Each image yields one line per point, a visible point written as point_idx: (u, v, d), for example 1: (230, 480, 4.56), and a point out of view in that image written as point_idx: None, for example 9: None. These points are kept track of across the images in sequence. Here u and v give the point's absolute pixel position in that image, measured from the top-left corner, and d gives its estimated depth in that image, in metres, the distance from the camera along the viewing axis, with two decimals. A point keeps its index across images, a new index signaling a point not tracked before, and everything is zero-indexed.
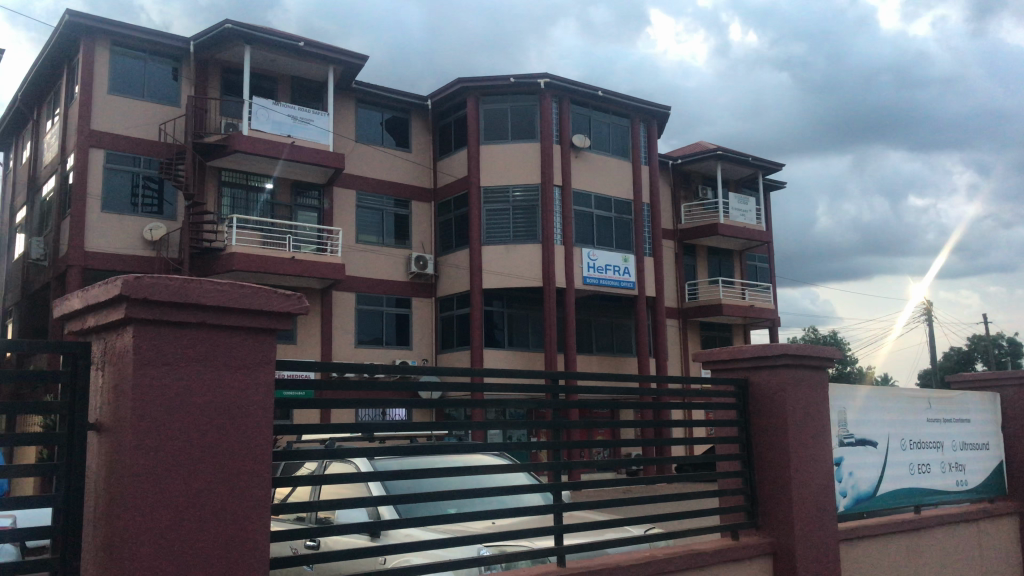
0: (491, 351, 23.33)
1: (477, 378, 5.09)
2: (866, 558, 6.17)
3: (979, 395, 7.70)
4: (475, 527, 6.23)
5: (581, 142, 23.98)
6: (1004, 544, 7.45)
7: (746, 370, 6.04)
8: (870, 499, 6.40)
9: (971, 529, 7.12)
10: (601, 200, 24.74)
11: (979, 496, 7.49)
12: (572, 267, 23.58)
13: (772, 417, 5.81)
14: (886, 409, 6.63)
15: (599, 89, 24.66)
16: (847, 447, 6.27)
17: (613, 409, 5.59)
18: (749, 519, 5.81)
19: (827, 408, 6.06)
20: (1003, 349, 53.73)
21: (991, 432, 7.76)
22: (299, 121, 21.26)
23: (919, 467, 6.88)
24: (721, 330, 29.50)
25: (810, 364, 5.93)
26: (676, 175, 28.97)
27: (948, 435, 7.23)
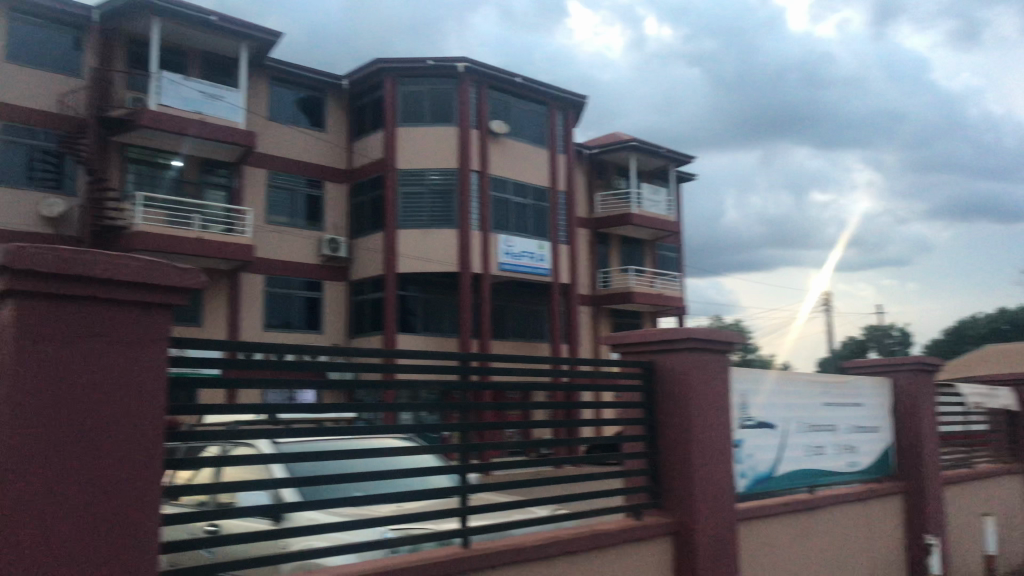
0: (403, 336, 23.19)
1: (388, 359, 5.04)
2: (763, 537, 6.36)
3: (872, 381, 7.99)
4: (382, 510, 6.19)
5: (499, 128, 23.99)
6: (890, 523, 7.72)
7: (654, 354, 6.16)
8: (767, 479, 6.61)
9: (862, 508, 7.40)
10: (518, 186, 24.77)
11: (869, 477, 7.78)
12: (488, 253, 23.63)
13: (676, 400, 5.96)
14: (784, 392, 6.86)
15: (518, 75, 24.69)
16: (747, 430, 6.46)
17: (524, 391, 5.60)
18: (651, 499, 5.94)
19: (728, 390, 6.23)
20: (895, 338, 56.07)
21: (882, 415, 8.07)
22: (210, 97, 20.71)
23: (814, 450, 7.12)
24: (631, 317, 30.00)
25: (714, 347, 6.07)
26: (591, 164, 29.27)
27: (842, 418, 7.51)
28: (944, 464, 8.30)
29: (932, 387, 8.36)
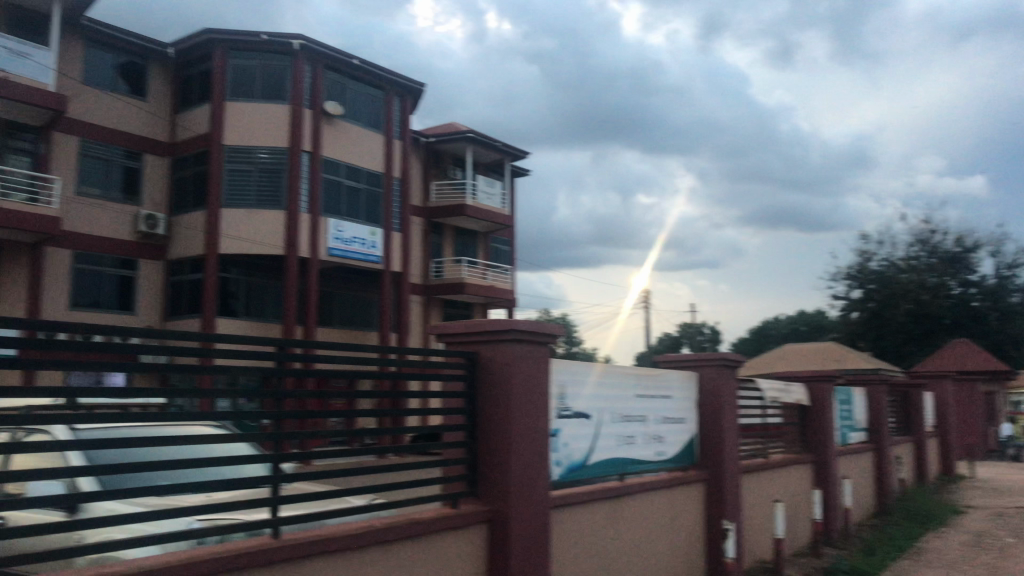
0: (224, 320, 22.29)
1: (204, 343, 4.81)
2: (574, 524, 6.56)
3: (681, 374, 8.42)
4: (189, 501, 5.91)
5: (333, 110, 23.46)
6: (692, 509, 8.16)
7: (477, 344, 6.20)
8: (581, 468, 6.83)
9: (667, 495, 7.79)
10: (352, 170, 24.33)
11: (675, 465, 8.19)
12: (317, 236, 23.13)
13: (497, 390, 6.04)
14: (600, 383, 7.10)
15: (355, 57, 24.25)
16: (564, 419, 6.66)
17: (347, 378, 5.50)
18: (468, 488, 5.98)
19: (547, 382, 6.38)
20: (707, 335, 59.46)
21: (688, 407, 8.52)
22: (14, 54, 19.04)
23: (626, 439, 7.43)
24: (461, 307, 30.21)
25: (537, 339, 6.21)
26: (426, 153, 29.19)
27: (652, 410, 7.87)
28: (742, 453, 8.87)
29: (735, 381, 8.87)
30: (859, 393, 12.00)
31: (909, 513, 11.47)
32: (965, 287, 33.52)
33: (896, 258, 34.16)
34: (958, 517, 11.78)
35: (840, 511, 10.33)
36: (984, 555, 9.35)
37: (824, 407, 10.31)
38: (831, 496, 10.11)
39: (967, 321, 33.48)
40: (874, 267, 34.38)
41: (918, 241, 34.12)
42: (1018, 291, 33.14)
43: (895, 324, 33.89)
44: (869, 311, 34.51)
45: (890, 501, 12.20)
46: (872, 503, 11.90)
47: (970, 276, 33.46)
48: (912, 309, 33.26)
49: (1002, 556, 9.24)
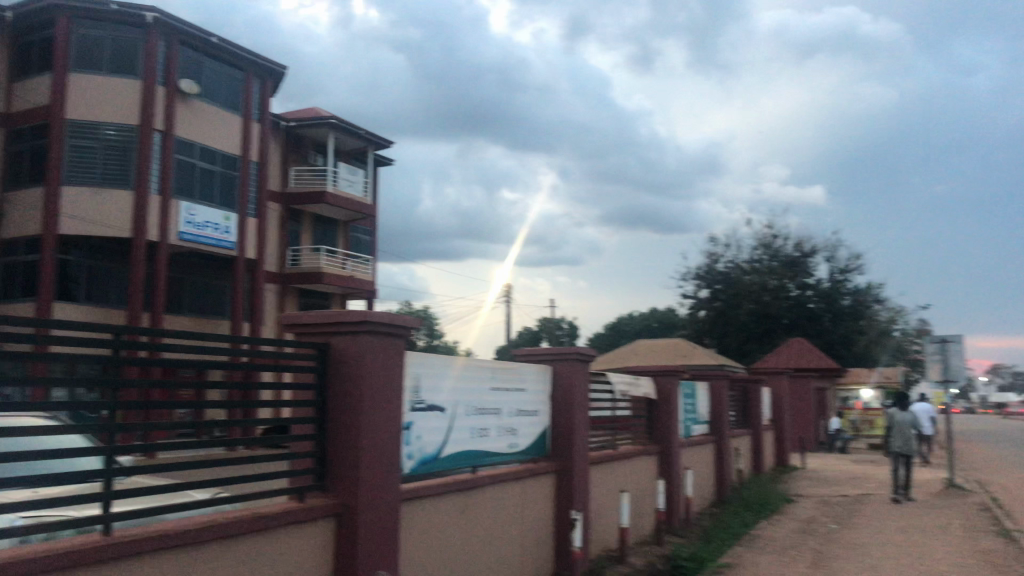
0: (62, 305, 20.95)
1: (33, 328, 4.49)
2: (424, 517, 6.56)
3: (535, 368, 8.55)
4: (12, 498, 5.52)
5: (188, 88, 22.47)
6: (542, 501, 8.31)
7: (330, 335, 6.09)
8: (433, 460, 6.83)
9: (517, 487, 7.91)
10: (206, 152, 23.42)
11: (527, 457, 8.31)
12: (167, 219, 22.12)
13: (349, 383, 5.96)
14: (454, 376, 7.12)
15: (214, 35, 23.28)
16: (417, 413, 6.64)
17: (193, 368, 5.28)
18: (316, 481, 5.87)
19: (401, 374, 6.35)
20: (564, 330, 60.72)
21: (542, 400, 8.66)
22: None
23: (479, 432, 7.49)
24: (319, 298, 29.63)
25: (391, 331, 6.16)
26: (287, 138, 28.41)
27: (506, 403, 7.96)
28: (592, 445, 9.11)
29: (587, 376, 9.09)
30: (703, 388, 12.57)
31: (745, 502, 12.12)
32: (802, 289, 35.74)
33: (741, 261, 36.05)
34: (789, 505, 12.55)
35: (682, 501, 10.80)
36: (810, 540, 10.02)
37: (670, 401, 10.73)
38: (674, 486, 10.54)
39: (803, 322, 35.62)
40: (721, 268, 36.12)
41: (761, 244, 36.01)
42: (849, 295, 35.64)
43: (739, 323, 35.59)
44: (716, 310, 36.08)
45: (728, 490, 12.85)
46: (712, 493, 12.50)
47: (807, 279, 35.60)
48: (754, 309, 35.03)
49: (826, 541, 9.92)
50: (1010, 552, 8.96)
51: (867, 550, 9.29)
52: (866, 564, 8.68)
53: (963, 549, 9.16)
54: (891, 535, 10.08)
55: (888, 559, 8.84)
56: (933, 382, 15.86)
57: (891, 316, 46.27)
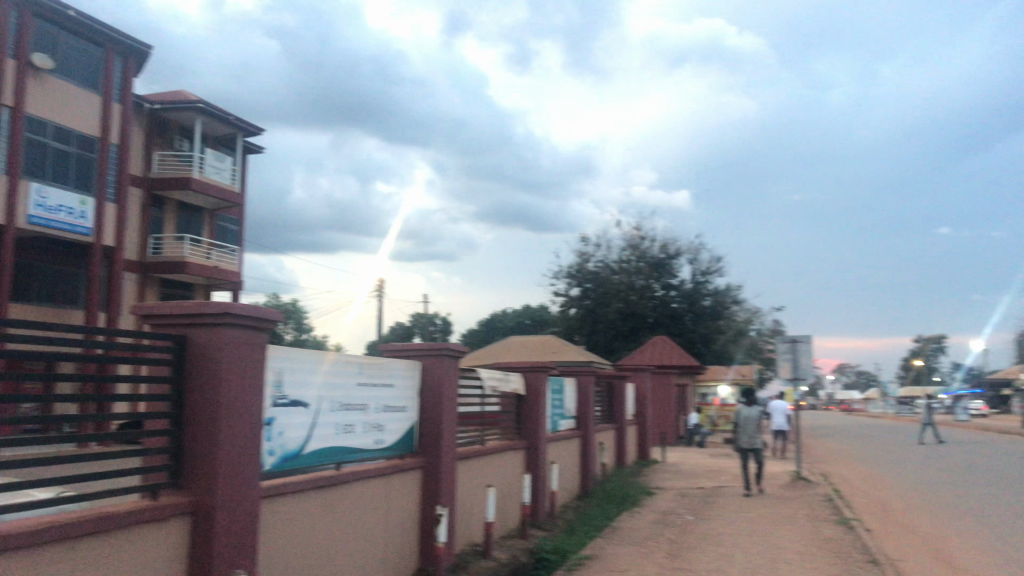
0: None
1: None
2: (284, 514, 6.42)
3: (404, 363, 8.50)
4: None
5: (42, 63, 21.19)
6: (407, 497, 8.28)
7: (188, 328, 5.87)
8: (295, 457, 6.71)
9: (383, 482, 7.85)
10: (60, 131, 22.14)
11: (393, 453, 8.26)
12: (15, 202, 20.79)
13: (207, 376, 5.77)
14: (319, 371, 7.01)
15: (72, 9, 22.05)
16: (279, 408, 6.50)
17: (39, 360, 4.99)
18: (171, 479, 5.66)
19: (263, 368, 6.19)
20: (438, 326, 60.61)
21: (410, 396, 8.62)
22: None
23: (344, 428, 7.40)
24: (181, 288, 28.53)
25: (252, 324, 6.00)
26: (150, 120, 27.22)
27: (373, 398, 7.89)
28: (459, 441, 9.14)
29: (456, 371, 9.11)
30: (570, 384, 12.82)
31: (608, 495, 12.47)
32: (666, 290, 37.01)
33: (610, 261, 37.01)
34: (649, 498, 12.99)
35: (547, 495, 10.99)
36: (667, 531, 10.41)
37: (538, 397, 10.90)
38: (540, 481, 10.72)
39: (667, 321, 36.87)
40: (591, 267, 36.98)
41: (629, 245, 37.02)
42: (710, 295, 37.15)
43: (607, 321, 36.46)
44: (585, 308, 36.84)
45: (592, 484, 13.18)
46: (576, 486, 12.78)
47: (671, 280, 36.88)
48: (622, 307, 36.00)
49: (682, 531, 10.33)
50: (847, 539, 9.59)
51: (719, 540, 9.74)
52: (718, 553, 9.10)
53: (806, 537, 9.75)
54: (743, 525, 10.60)
55: (738, 548, 9.29)
56: (783, 379, 16.75)
57: (749, 317, 48.52)
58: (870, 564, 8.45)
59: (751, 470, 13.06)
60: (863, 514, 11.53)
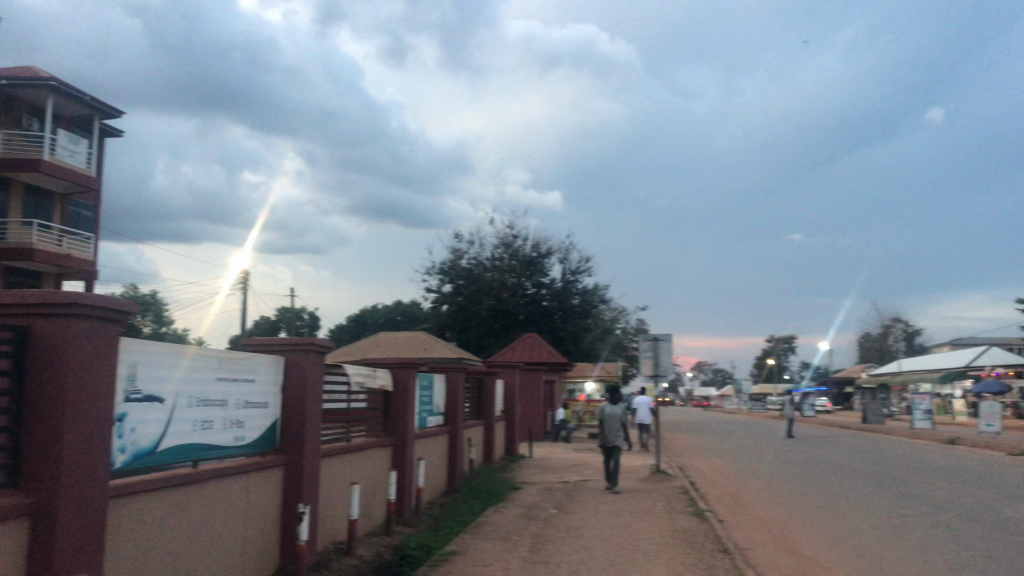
0: None
1: None
2: (135, 515, 6.14)
3: (266, 358, 8.28)
4: None
5: None
6: (268, 495, 8.07)
7: (32, 318, 5.52)
8: (147, 455, 6.43)
9: (242, 481, 7.62)
10: None
11: (254, 450, 8.03)
12: None
13: (52, 370, 5.46)
14: (175, 365, 6.74)
15: None
16: (132, 404, 6.22)
17: None
18: (10, 479, 5.31)
19: (114, 362, 5.90)
20: (305, 321, 59.16)
21: (273, 391, 8.40)
22: None
23: (201, 424, 7.15)
24: (28, 276, 26.79)
25: (103, 315, 5.71)
26: None
27: (233, 394, 7.65)
28: (324, 437, 8.99)
29: (321, 367, 8.94)
30: (439, 379, 12.82)
31: (474, 491, 12.55)
32: (537, 288, 37.56)
33: (483, 258, 37.24)
34: (514, 493, 13.15)
35: (413, 491, 10.97)
36: (532, 525, 10.58)
37: (406, 393, 10.84)
38: (406, 477, 10.69)
39: (537, 319, 37.40)
40: (464, 264, 37.10)
41: (502, 243, 37.35)
42: (578, 294, 37.96)
43: (478, 318, 36.65)
44: (457, 305, 36.90)
45: (459, 479, 13.23)
46: (443, 482, 12.80)
47: (542, 278, 37.46)
48: (493, 304, 36.26)
49: (545, 525, 10.53)
50: (700, 529, 10.02)
51: (581, 533, 9.98)
52: (579, 545, 9.34)
53: (663, 529, 10.12)
54: (604, 517, 10.90)
55: (599, 541, 9.55)
56: (645, 376, 17.31)
57: (615, 316, 49.85)
58: (721, 552, 8.86)
59: (614, 468, 13.31)
60: (716, 506, 12.06)
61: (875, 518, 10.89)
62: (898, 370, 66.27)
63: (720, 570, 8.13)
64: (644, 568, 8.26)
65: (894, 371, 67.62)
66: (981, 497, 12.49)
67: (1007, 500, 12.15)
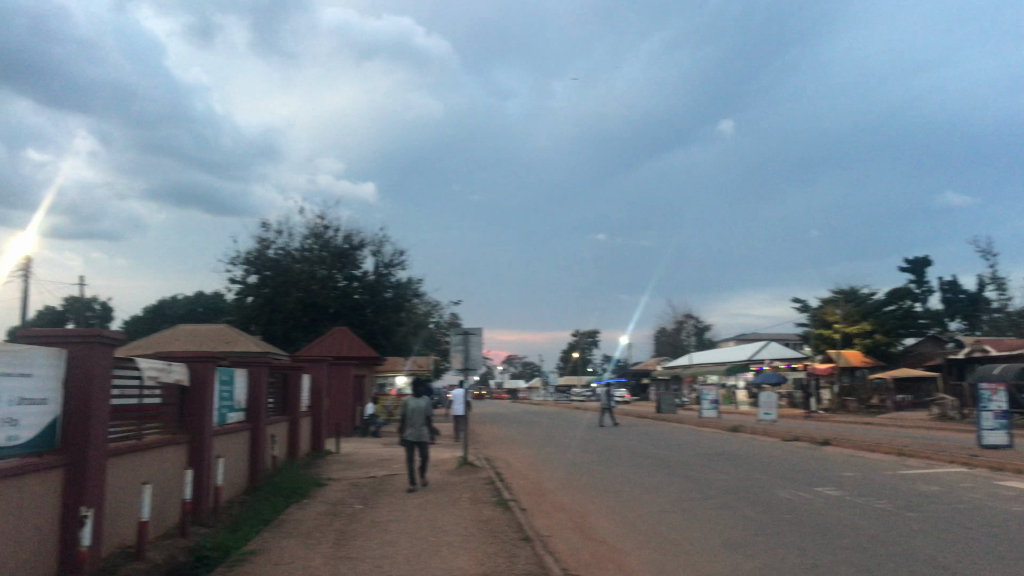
0: None
1: None
2: None
3: (46, 351, 7.65)
4: None
5: None
6: (45, 499, 7.48)
7: None
8: None
9: (14, 485, 7.01)
10: None
11: (30, 451, 7.40)
12: None
13: None
14: None
15: None
16: None
17: None
18: None
19: None
20: (95, 311, 55.21)
21: (54, 387, 7.78)
22: None
23: None
24: None
25: None
26: None
27: (5, 390, 7.00)
28: (111, 436, 8.43)
29: (110, 360, 8.37)
30: (242, 374, 12.35)
31: (277, 489, 12.21)
32: (348, 281, 37.01)
33: (292, 249, 36.21)
34: (319, 491, 12.92)
35: (211, 490, 10.54)
36: (336, 521, 10.44)
37: (205, 387, 10.36)
38: (203, 476, 10.25)
39: (348, 312, 36.87)
40: (271, 255, 35.92)
41: (312, 234, 36.49)
42: (391, 287, 37.79)
43: (286, 310, 35.62)
44: (264, 297, 35.66)
45: (261, 477, 12.83)
46: (244, 480, 12.36)
47: (354, 271, 36.96)
48: (301, 297, 35.36)
49: (350, 520, 10.42)
50: (503, 519, 10.24)
51: (386, 527, 9.95)
52: (384, 539, 9.31)
53: (468, 520, 10.26)
54: (409, 511, 10.93)
55: (403, 534, 9.55)
56: (455, 370, 17.49)
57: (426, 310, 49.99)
58: (522, 541, 9.09)
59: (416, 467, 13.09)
60: (519, 496, 12.37)
61: (666, 503, 11.55)
62: (691, 362, 70.72)
63: (520, 558, 8.35)
64: (446, 560, 8.34)
65: (687, 364, 72.11)
66: (758, 480, 13.56)
67: (779, 482, 13.25)
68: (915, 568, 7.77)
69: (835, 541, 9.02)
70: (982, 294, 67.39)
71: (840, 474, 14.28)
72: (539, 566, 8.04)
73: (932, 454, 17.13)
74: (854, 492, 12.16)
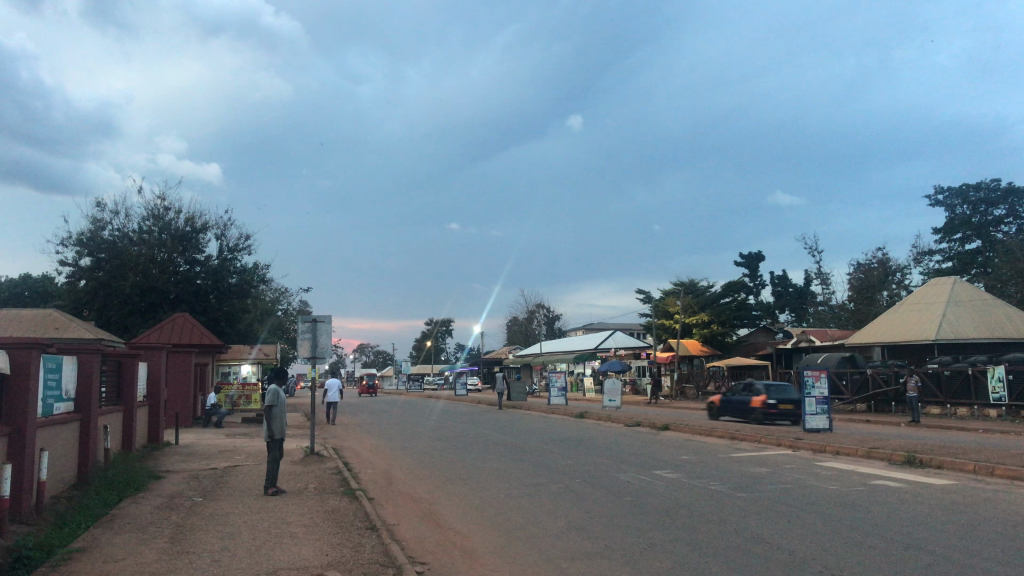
0: None
1: None
2: None
3: None
4: None
5: None
6: None
7: None
8: None
9: None
10: None
11: None
12: None
13: None
14: None
15: None
16: None
17: None
18: None
19: None
20: None
21: None
22: None
23: None
24: None
25: None
26: None
27: None
28: None
29: None
30: (71, 362, 11.62)
31: (110, 483, 11.61)
32: (191, 265, 35.45)
33: (129, 230, 34.25)
34: (156, 483, 12.41)
35: (33, 486, 9.87)
36: (173, 515, 10.03)
37: (28, 376, 9.67)
38: (25, 471, 9.58)
39: (189, 297, 35.40)
40: (106, 236, 33.86)
41: (151, 215, 34.64)
42: (235, 273, 36.53)
43: (122, 296, 33.74)
44: (97, 280, 33.57)
45: (92, 471, 12.15)
46: (73, 474, 11.67)
47: (196, 255, 35.42)
48: (139, 281, 33.61)
49: (189, 514, 10.04)
50: (350, 508, 10.14)
51: (227, 520, 9.65)
52: (223, 533, 9.02)
53: (312, 510, 10.08)
54: (249, 503, 10.65)
55: (243, 527, 9.28)
56: (303, 358, 17.12)
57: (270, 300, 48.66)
58: (369, 530, 9.02)
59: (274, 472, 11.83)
60: (367, 486, 12.25)
61: (513, 488, 11.76)
62: (540, 351, 72.20)
63: (367, 547, 8.29)
64: (289, 551, 8.16)
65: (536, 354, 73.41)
66: (601, 464, 14.00)
67: (621, 466, 13.75)
68: (742, 544, 8.23)
69: (672, 522, 9.43)
70: (808, 288, 72.21)
71: (677, 457, 14.96)
72: (384, 555, 8.00)
73: (761, 437, 18.20)
74: (690, 474, 12.76)
